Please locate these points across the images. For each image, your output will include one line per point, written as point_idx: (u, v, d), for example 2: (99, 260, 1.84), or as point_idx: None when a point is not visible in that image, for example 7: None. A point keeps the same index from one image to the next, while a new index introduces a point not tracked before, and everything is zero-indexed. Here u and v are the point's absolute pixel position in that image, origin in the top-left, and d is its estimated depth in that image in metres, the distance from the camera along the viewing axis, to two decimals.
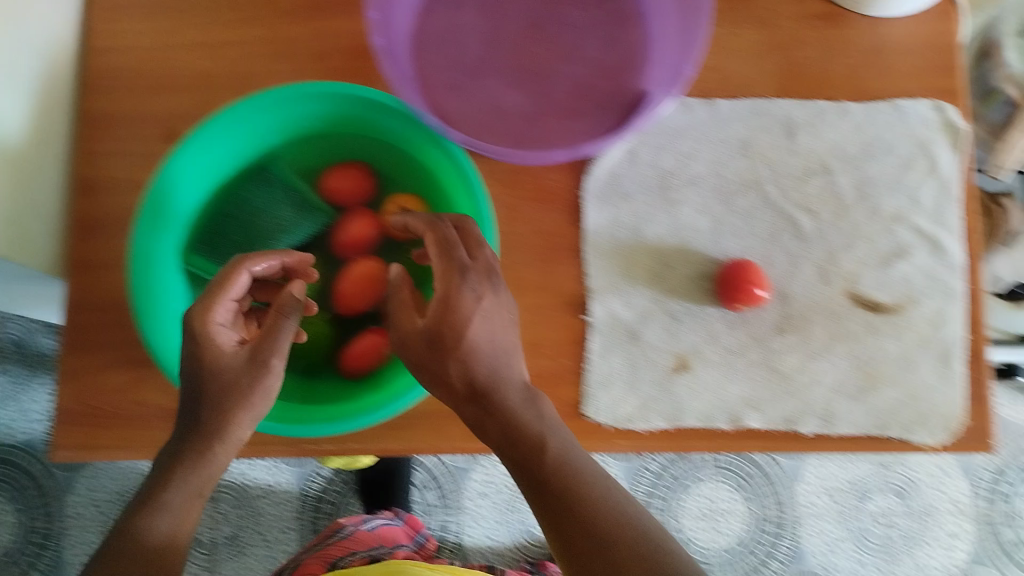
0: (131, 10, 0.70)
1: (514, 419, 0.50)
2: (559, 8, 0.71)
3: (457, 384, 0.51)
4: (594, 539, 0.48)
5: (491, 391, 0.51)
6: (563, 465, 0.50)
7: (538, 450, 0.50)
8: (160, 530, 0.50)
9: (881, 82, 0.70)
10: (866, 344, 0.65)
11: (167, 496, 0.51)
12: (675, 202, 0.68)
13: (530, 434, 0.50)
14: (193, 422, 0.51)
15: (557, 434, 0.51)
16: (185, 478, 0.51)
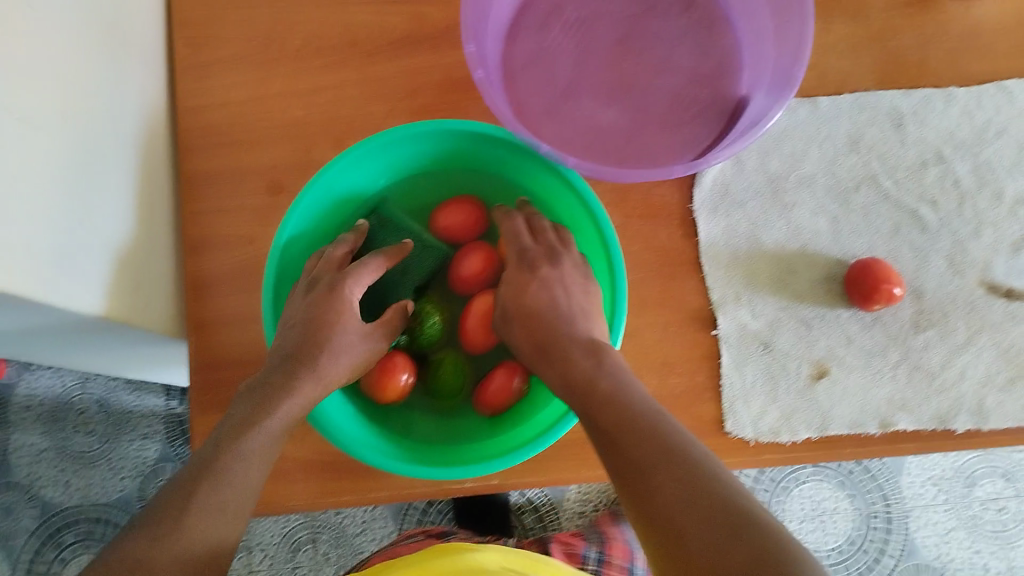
0: (217, 66, 0.69)
1: (569, 368, 0.50)
2: (647, 19, 0.68)
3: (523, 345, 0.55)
4: (631, 456, 0.42)
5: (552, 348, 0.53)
6: (613, 398, 0.46)
7: (591, 391, 0.48)
8: (214, 496, 0.44)
9: (985, 64, 0.68)
10: (1009, 333, 0.64)
11: (216, 474, 0.45)
12: (789, 204, 0.66)
13: (583, 378, 0.49)
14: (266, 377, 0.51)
15: (612, 376, 0.48)
16: (246, 431, 0.48)
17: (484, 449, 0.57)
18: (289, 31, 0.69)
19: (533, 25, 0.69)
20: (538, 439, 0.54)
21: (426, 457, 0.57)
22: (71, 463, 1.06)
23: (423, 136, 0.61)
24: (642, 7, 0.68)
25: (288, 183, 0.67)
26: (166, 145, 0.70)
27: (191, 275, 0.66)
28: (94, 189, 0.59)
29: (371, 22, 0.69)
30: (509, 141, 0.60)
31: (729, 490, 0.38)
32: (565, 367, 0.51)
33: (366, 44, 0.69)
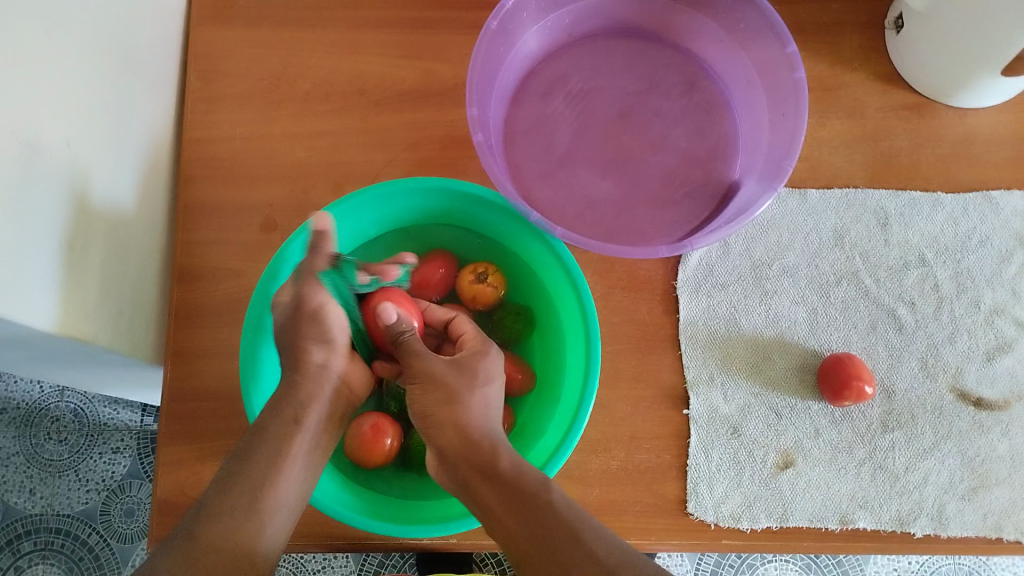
0: (226, 101, 0.71)
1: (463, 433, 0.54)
2: (647, 97, 0.71)
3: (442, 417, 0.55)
4: (538, 531, 0.47)
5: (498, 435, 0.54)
6: (514, 474, 0.51)
7: (492, 461, 0.52)
8: (233, 510, 0.48)
9: (974, 173, 0.69)
10: (975, 442, 0.64)
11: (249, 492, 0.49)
12: (770, 292, 0.67)
13: (484, 449, 0.53)
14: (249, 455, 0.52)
15: (509, 451, 0.53)
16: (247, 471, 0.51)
17: (444, 509, 0.57)
18: (300, 74, 0.71)
19: (538, 92, 0.70)
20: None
21: (384, 512, 0.57)
22: (39, 470, 1.06)
23: (415, 191, 0.63)
24: (645, 86, 0.71)
25: (281, 222, 0.68)
26: (166, 174, 0.71)
27: (177, 303, 0.67)
28: (93, 214, 0.60)
29: (381, 72, 0.71)
30: (499, 202, 0.62)
31: (608, 541, 0.46)
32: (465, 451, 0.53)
33: (374, 93, 0.70)
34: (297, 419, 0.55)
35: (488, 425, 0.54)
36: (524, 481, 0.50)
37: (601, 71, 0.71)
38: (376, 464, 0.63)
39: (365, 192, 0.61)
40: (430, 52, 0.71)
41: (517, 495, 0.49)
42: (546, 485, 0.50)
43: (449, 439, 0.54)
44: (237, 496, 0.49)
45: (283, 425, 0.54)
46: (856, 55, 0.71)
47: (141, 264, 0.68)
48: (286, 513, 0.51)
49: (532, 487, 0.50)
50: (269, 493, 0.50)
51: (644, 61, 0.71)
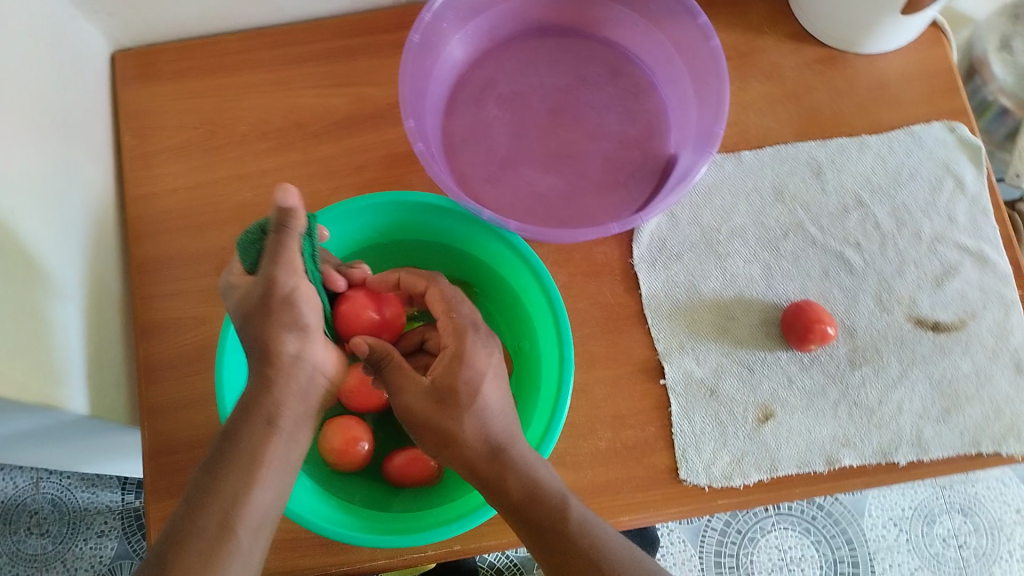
0: (164, 155, 0.71)
1: (506, 477, 0.51)
2: (576, 89, 0.73)
3: (487, 468, 0.52)
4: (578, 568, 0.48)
5: (502, 475, 0.51)
6: (536, 499, 0.51)
7: (526, 494, 0.51)
8: (210, 521, 0.48)
9: (894, 113, 0.72)
10: (939, 365, 0.67)
11: (231, 484, 0.49)
12: (723, 255, 0.69)
13: (524, 485, 0.51)
14: (246, 453, 0.51)
15: (542, 479, 0.52)
16: (237, 460, 0.50)
17: (444, 513, 0.58)
18: (234, 118, 0.72)
19: (469, 100, 0.72)
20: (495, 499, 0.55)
21: (387, 526, 0.57)
22: (24, 567, 1.03)
23: (369, 209, 0.64)
24: (572, 79, 0.73)
25: None
26: (115, 235, 0.71)
27: (143, 360, 0.66)
28: (47, 281, 0.59)
29: (314, 104, 0.72)
30: (451, 208, 0.63)
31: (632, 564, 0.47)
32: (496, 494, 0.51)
33: (311, 125, 0.71)
34: (271, 421, 0.53)
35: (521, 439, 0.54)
36: (538, 495, 0.50)
37: (527, 71, 0.73)
38: (350, 467, 0.64)
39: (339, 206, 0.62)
40: (360, 78, 0.72)
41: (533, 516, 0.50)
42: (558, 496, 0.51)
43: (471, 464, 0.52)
44: (224, 488, 0.49)
45: (244, 478, 0.50)
46: (764, 22, 0.74)
47: (104, 325, 0.67)
48: (259, 538, 0.49)
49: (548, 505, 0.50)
50: (258, 484, 0.50)
51: (566, 55, 0.74)
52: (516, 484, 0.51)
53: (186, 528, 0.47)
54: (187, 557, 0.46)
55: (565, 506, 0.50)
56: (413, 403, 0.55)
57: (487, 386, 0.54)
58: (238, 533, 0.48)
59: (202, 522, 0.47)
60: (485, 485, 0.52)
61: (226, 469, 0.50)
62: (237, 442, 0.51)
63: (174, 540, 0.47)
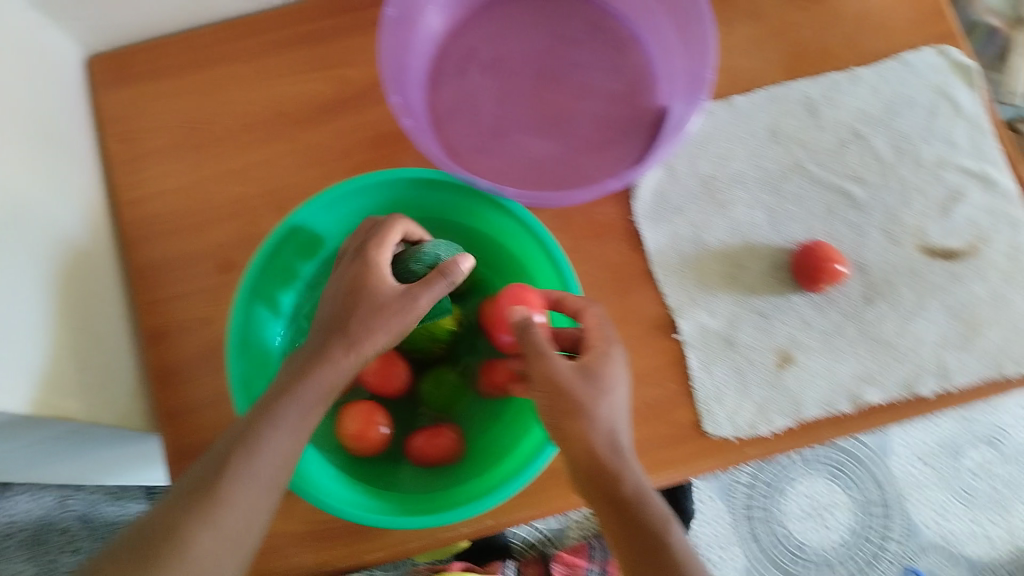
0: (150, 158, 0.70)
1: (618, 476, 0.49)
2: (561, 50, 0.71)
3: (608, 469, 0.49)
4: None
5: (615, 476, 0.49)
6: (643, 502, 0.48)
7: (639, 494, 0.49)
8: (212, 496, 0.47)
9: (885, 41, 0.71)
10: (956, 293, 0.66)
11: (238, 463, 0.48)
12: (726, 203, 0.68)
13: (637, 488, 0.49)
14: (263, 432, 0.49)
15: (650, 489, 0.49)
16: (253, 441, 0.49)
17: (473, 488, 0.57)
18: (216, 113, 0.70)
19: (453, 71, 0.71)
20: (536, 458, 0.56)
21: (417, 506, 0.56)
22: None
23: (361, 192, 0.63)
24: (556, 40, 0.72)
25: (236, 260, 0.68)
26: (110, 244, 0.70)
27: (152, 366, 0.66)
28: (44, 295, 0.58)
29: (296, 91, 0.70)
30: (445, 181, 0.62)
31: None
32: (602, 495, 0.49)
33: (294, 113, 0.70)
34: (293, 411, 0.50)
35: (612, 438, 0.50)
36: (644, 504, 0.48)
37: (509, 36, 0.72)
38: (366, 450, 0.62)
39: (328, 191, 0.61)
40: (340, 61, 0.71)
41: (633, 523, 0.48)
42: (662, 515, 0.49)
43: (575, 456, 0.50)
44: (233, 468, 0.48)
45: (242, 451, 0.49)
46: None
47: (108, 336, 0.66)
48: (251, 526, 0.48)
49: (652, 520, 0.48)
50: (263, 467, 0.49)
51: (545, 15, 0.72)
52: (628, 487, 0.49)
53: (192, 498, 0.47)
54: (182, 530, 0.46)
55: (667, 527, 0.48)
56: (559, 369, 0.51)
57: (618, 392, 0.52)
58: (232, 520, 0.47)
59: (204, 497, 0.47)
60: (591, 480, 0.49)
61: (238, 449, 0.49)
62: (257, 427, 0.49)
63: (178, 506, 0.47)
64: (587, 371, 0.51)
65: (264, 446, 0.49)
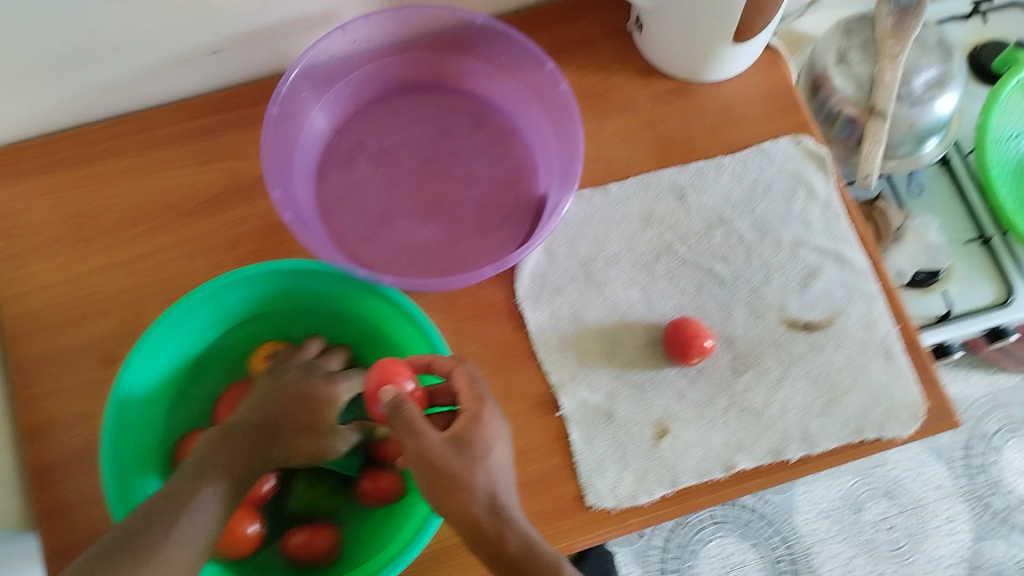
0: (37, 252, 0.70)
1: (499, 537, 0.52)
2: (444, 142, 0.75)
3: (489, 529, 0.52)
4: None
5: (499, 537, 0.52)
6: (531, 552, 0.52)
7: (524, 549, 0.52)
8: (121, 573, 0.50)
9: (743, 132, 0.77)
10: (816, 362, 0.70)
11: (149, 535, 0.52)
12: (603, 283, 0.72)
13: (521, 543, 0.52)
14: (172, 508, 0.54)
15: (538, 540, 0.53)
16: (164, 515, 0.53)
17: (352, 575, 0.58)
18: (106, 206, 0.72)
19: (340, 162, 0.74)
20: (413, 542, 0.57)
21: None
22: None
23: (244, 282, 0.64)
24: (439, 132, 0.75)
25: (122, 352, 0.68)
26: None
27: (31, 463, 0.65)
28: None
29: (187, 183, 0.72)
30: (327, 271, 0.64)
31: None
32: (495, 554, 0.52)
33: (184, 205, 0.72)
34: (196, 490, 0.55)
35: (492, 501, 0.54)
36: (537, 555, 0.51)
37: (394, 129, 0.75)
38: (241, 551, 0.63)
39: (215, 282, 0.63)
40: (231, 153, 0.73)
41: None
42: (559, 560, 0.52)
43: (460, 527, 0.53)
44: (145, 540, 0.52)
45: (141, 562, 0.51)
46: (613, 60, 0.79)
47: None
48: None
49: (547, 567, 0.51)
50: (172, 539, 0.52)
51: (429, 109, 0.76)
52: (515, 539, 0.52)
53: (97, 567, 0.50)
54: None
55: (559, 571, 0.51)
56: (431, 445, 0.54)
57: (494, 449, 0.56)
58: None
59: None
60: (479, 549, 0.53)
61: (151, 522, 0.53)
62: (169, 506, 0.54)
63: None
64: (459, 442, 0.55)
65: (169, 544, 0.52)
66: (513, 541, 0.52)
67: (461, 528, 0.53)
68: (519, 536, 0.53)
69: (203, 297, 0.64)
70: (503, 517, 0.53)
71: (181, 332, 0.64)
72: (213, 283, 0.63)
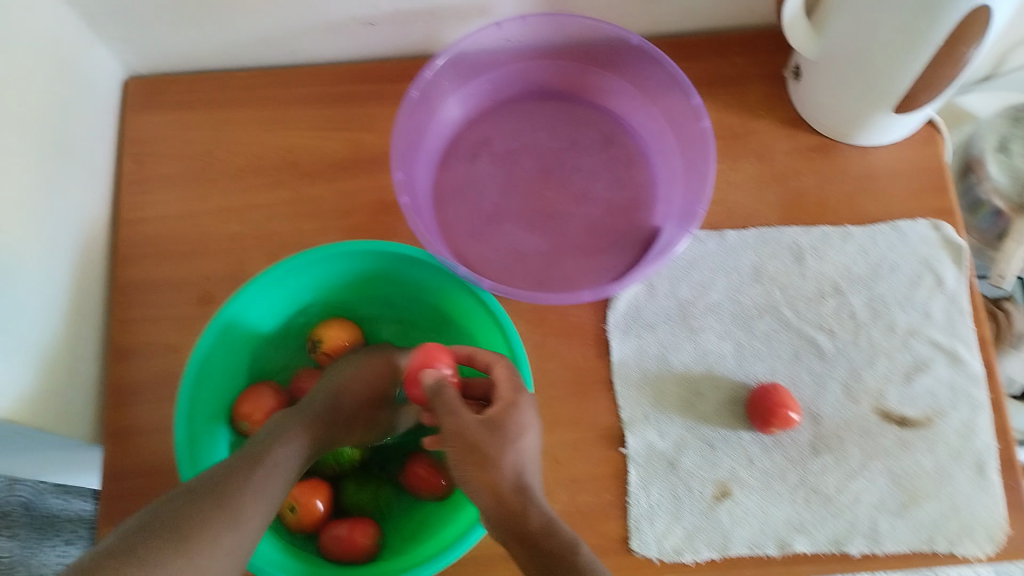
0: (163, 182, 0.74)
1: (519, 514, 0.51)
2: (568, 155, 0.75)
3: (510, 505, 0.52)
4: None
5: (520, 515, 0.51)
6: (549, 534, 0.50)
7: (543, 530, 0.50)
8: (215, 502, 0.48)
9: (878, 205, 0.74)
10: (902, 460, 0.66)
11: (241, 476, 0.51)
12: (696, 329, 0.70)
13: (540, 525, 0.51)
14: (259, 457, 0.53)
15: (560, 526, 0.51)
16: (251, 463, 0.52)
17: (387, 565, 0.58)
18: (235, 151, 0.74)
19: (464, 155, 0.74)
20: (456, 541, 0.57)
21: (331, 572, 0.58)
22: None
23: (350, 255, 0.66)
24: (566, 144, 0.75)
25: (220, 295, 0.70)
26: (107, 254, 0.73)
27: (117, 380, 0.68)
28: (28, 295, 0.60)
29: (313, 145, 0.74)
30: (429, 261, 0.65)
31: None
32: (515, 530, 0.51)
33: (307, 165, 0.73)
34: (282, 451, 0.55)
35: (519, 480, 0.53)
36: (555, 538, 0.50)
37: (524, 132, 0.75)
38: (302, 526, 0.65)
39: (330, 248, 0.64)
40: (360, 123, 0.74)
41: (548, 558, 0.49)
42: (577, 542, 0.50)
43: (484, 502, 0.52)
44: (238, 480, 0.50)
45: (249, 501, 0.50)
46: (760, 104, 0.76)
47: (83, 343, 0.68)
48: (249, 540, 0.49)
49: (564, 549, 0.49)
50: (262, 485, 0.51)
51: (562, 120, 0.76)
52: (536, 518, 0.51)
53: (194, 497, 0.48)
54: (190, 522, 0.46)
55: (576, 550, 0.49)
56: (465, 423, 0.54)
57: (526, 438, 0.56)
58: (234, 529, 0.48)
59: (211, 508, 0.47)
60: (500, 529, 0.52)
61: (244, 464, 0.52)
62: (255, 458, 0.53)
63: (176, 504, 0.47)
64: (492, 424, 0.55)
65: (269, 487, 0.52)
66: (534, 520, 0.51)
67: (484, 505, 0.52)
68: (539, 517, 0.51)
69: (323, 258, 0.65)
70: (525, 497, 0.52)
71: (291, 281, 0.66)
72: (332, 249, 0.64)
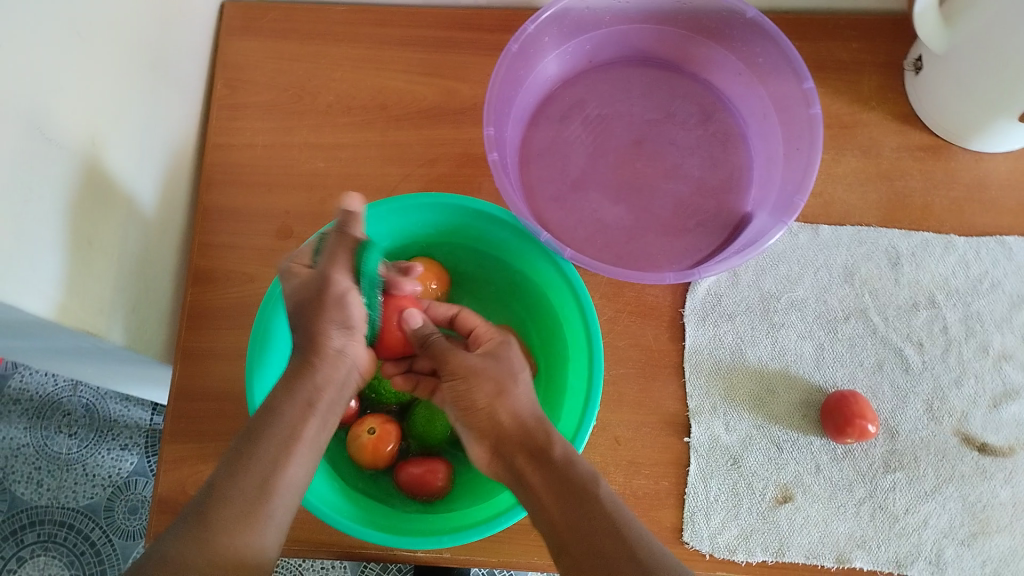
0: (251, 109, 0.73)
1: (543, 446, 0.54)
2: (663, 127, 0.72)
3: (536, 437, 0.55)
4: (592, 531, 0.48)
5: (544, 447, 0.54)
6: (569, 465, 0.52)
7: (565, 461, 0.53)
8: (239, 494, 0.48)
9: (987, 217, 0.69)
10: (978, 488, 0.63)
11: (262, 452, 0.51)
12: (777, 325, 0.67)
13: (562, 457, 0.53)
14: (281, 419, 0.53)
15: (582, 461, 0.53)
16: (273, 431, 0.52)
17: (434, 523, 0.58)
18: (325, 86, 0.73)
19: (556, 116, 0.72)
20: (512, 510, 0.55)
21: (380, 521, 0.58)
22: (47, 464, 1.06)
23: (430, 207, 0.64)
24: (662, 115, 0.72)
25: (297, 229, 0.69)
26: (190, 175, 0.73)
27: (190, 303, 0.68)
28: (113, 212, 0.60)
29: (404, 88, 0.72)
30: (511, 223, 0.63)
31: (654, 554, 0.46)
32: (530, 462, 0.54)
33: (396, 108, 0.72)
34: (309, 402, 0.55)
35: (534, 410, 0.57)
36: (573, 470, 0.52)
37: (620, 98, 0.72)
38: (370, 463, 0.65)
39: (415, 198, 0.63)
40: (454, 71, 0.72)
41: (564, 485, 0.51)
42: (595, 477, 0.52)
43: (504, 428, 0.56)
44: (260, 456, 0.50)
45: (281, 449, 0.51)
46: (874, 95, 0.72)
47: (160, 262, 0.69)
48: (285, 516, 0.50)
49: (582, 481, 0.51)
50: (293, 455, 0.52)
51: (661, 90, 0.72)
52: (559, 446, 0.54)
53: (222, 493, 0.48)
54: (219, 519, 0.46)
55: (594, 482, 0.51)
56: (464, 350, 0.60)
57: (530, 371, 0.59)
58: (266, 513, 0.48)
59: (230, 502, 0.47)
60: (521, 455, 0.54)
61: (266, 437, 0.51)
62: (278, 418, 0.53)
63: (202, 505, 0.47)
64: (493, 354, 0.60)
65: (301, 448, 0.52)
66: (555, 450, 0.53)
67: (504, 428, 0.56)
68: (558, 450, 0.53)
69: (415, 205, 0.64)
70: (542, 429, 0.55)
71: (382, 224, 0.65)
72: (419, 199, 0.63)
